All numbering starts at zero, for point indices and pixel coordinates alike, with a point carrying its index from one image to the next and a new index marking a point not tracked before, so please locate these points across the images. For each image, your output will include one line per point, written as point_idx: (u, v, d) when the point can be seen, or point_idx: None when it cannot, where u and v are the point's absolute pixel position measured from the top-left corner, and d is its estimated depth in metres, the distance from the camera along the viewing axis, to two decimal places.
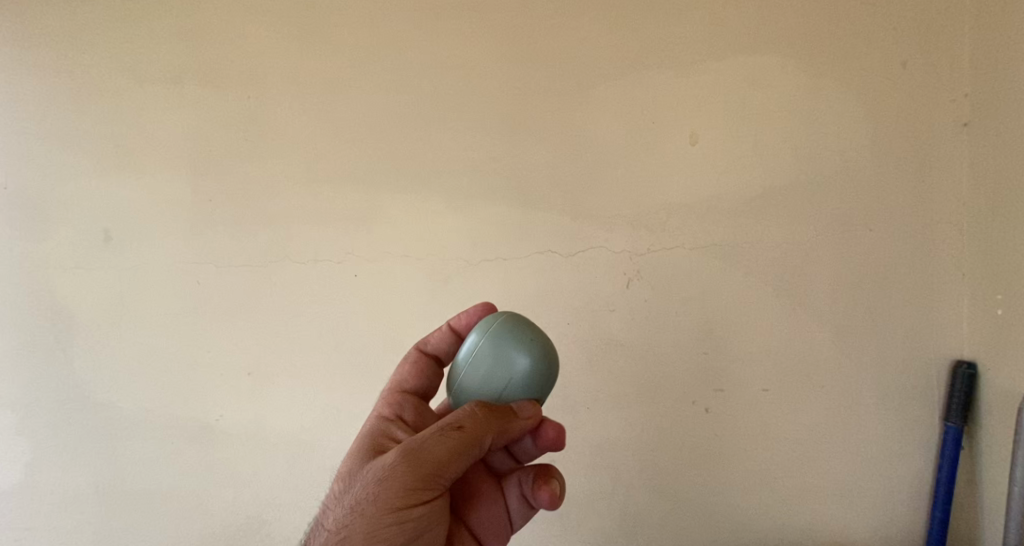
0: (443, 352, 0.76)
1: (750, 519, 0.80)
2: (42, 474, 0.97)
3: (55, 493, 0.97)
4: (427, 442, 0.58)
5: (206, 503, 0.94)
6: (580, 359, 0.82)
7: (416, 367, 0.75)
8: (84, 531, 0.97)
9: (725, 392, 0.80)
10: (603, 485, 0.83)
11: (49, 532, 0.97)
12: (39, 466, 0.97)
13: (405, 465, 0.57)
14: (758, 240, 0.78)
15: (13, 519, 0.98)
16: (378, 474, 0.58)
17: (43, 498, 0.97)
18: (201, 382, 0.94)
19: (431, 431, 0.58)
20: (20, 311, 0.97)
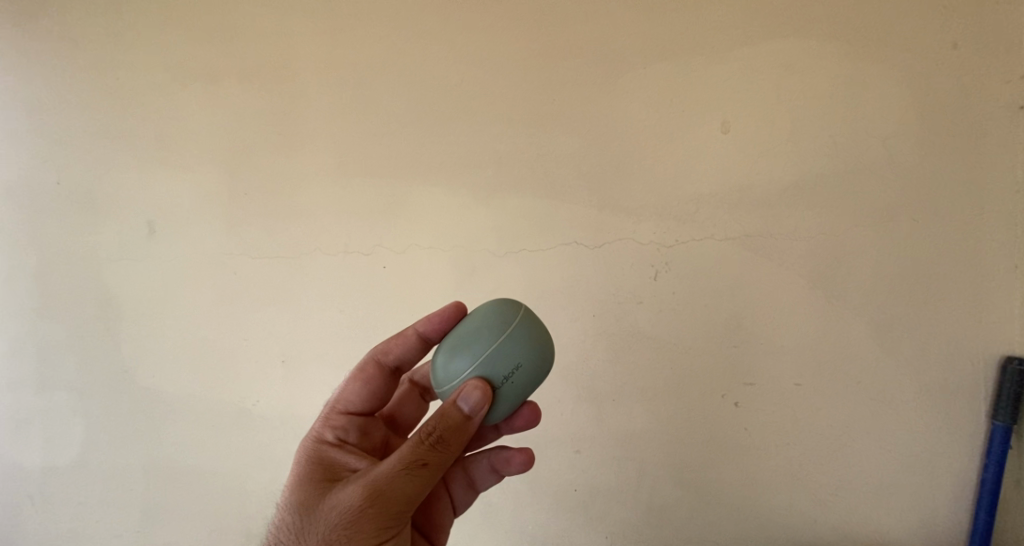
0: (403, 360, 0.75)
1: (778, 514, 0.78)
2: (95, 453, 1.02)
3: (108, 476, 1.02)
4: (390, 480, 0.59)
5: (244, 484, 0.98)
6: (605, 351, 0.82)
7: (366, 383, 0.74)
8: (134, 506, 1.02)
9: (755, 386, 0.78)
10: (629, 476, 0.83)
11: (102, 507, 1.03)
12: (92, 445, 1.02)
13: (370, 505, 0.58)
14: (791, 231, 0.76)
15: (70, 494, 1.04)
16: (342, 515, 0.59)
17: (96, 476, 1.03)
18: (239, 368, 0.97)
19: (393, 468, 0.59)
20: (73, 299, 1.02)
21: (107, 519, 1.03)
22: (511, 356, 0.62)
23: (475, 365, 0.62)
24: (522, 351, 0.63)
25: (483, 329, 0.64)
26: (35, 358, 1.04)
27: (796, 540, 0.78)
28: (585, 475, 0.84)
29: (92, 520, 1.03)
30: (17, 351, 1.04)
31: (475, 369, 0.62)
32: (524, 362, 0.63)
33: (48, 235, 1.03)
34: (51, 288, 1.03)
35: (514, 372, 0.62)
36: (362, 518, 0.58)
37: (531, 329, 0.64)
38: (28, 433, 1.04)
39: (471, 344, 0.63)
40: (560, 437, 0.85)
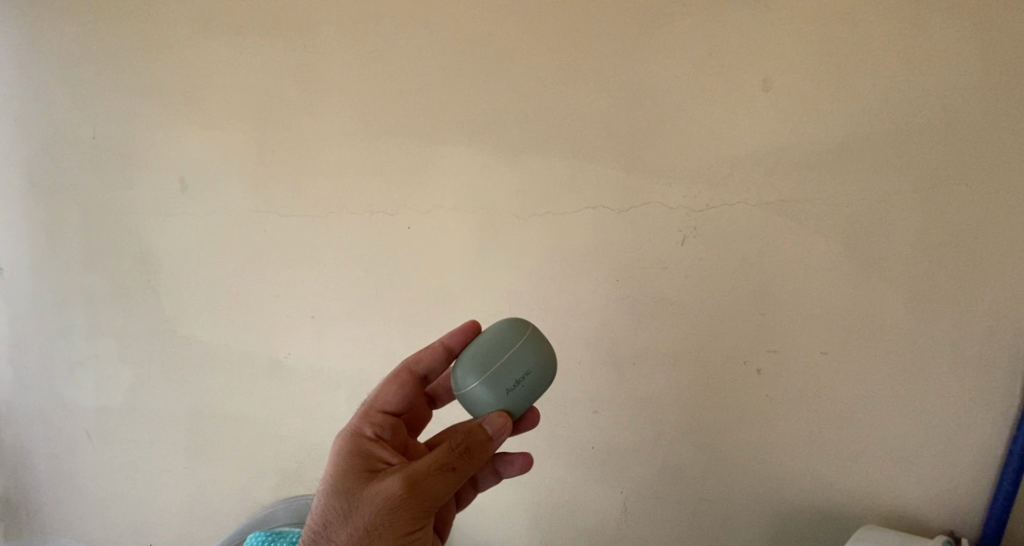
0: (432, 370, 0.74)
1: (795, 478, 0.79)
2: (139, 398, 1.09)
3: (155, 417, 1.09)
4: (424, 476, 0.60)
5: (278, 431, 1.03)
6: (628, 315, 0.82)
7: (400, 388, 0.72)
8: (177, 446, 1.09)
9: (780, 353, 0.77)
10: (647, 436, 0.84)
11: (147, 446, 1.11)
12: (135, 391, 1.09)
13: (406, 497, 0.59)
14: (827, 197, 0.74)
15: (117, 434, 1.12)
16: (380, 504, 0.59)
17: (140, 418, 1.10)
18: (270, 323, 1.00)
19: (426, 465, 0.60)
20: (111, 253, 1.06)
21: (152, 457, 1.11)
22: (520, 364, 0.65)
23: (489, 372, 0.64)
24: (530, 359, 0.65)
25: (494, 340, 0.66)
26: (79, 308, 1.09)
27: (811, 503, 0.79)
28: (603, 434, 0.86)
29: (139, 457, 1.11)
30: (62, 302, 1.10)
31: (490, 375, 0.64)
32: (533, 369, 0.65)
33: (86, 189, 1.06)
34: (90, 242, 1.07)
35: (524, 379, 0.65)
36: (398, 510, 0.58)
37: (540, 340, 0.67)
38: (76, 378, 1.12)
39: (485, 352, 0.66)
40: (578, 398, 0.86)
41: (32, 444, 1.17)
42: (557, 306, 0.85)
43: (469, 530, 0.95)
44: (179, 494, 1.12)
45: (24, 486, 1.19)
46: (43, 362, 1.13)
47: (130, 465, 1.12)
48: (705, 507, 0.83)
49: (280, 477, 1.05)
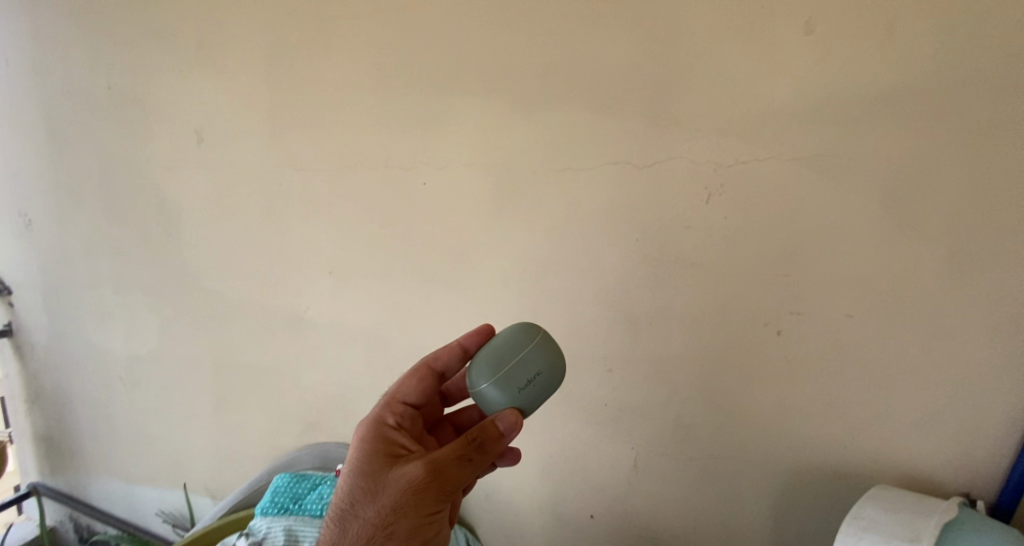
0: (450, 367, 0.73)
1: (812, 445, 0.76)
2: (172, 342, 1.17)
3: (192, 362, 1.15)
4: (445, 464, 0.60)
5: (299, 383, 1.06)
6: (646, 275, 0.79)
7: (420, 382, 0.71)
8: (207, 390, 1.16)
9: (803, 315, 0.72)
10: (660, 394, 0.83)
11: (181, 387, 1.19)
12: (169, 335, 1.17)
13: (429, 483, 0.59)
14: (868, 152, 0.65)
15: (155, 373, 1.21)
16: (403, 489, 0.59)
17: (174, 362, 1.18)
18: (287, 279, 1.01)
19: (448, 452, 0.60)
20: (141, 205, 1.11)
21: (186, 397, 1.19)
22: (532, 362, 0.63)
23: (502, 370, 0.63)
24: (541, 359, 0.63)
25: (505, 342, 0.65)
26: (119, 255, 1.17)
27: (825, 470, 0.76)
28: (617, 392, 0.86)
29: (177, 397, 1.20)
30: (105, 248, 1.18)
31: (502, 374, 0.62)
32: (543, 369, 0.63)
33: (118, 142, 1.11)
34: (123, 194, 1.12)
35: (535, 378, 0.63)
36: (420, 495, 0.59)
37: (551, 341, 0.65)
38: (119, 320, 1.22)
39: (496, 353, 0.64)
40: (592, 357, 0.86)
41: (89, 373, 1.31)
42: (575, 265, 0.83)
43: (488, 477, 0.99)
44: (216, 434, 1.19)
45: (96, 413, 1.34)
46: (93, 300, 1.24)
47: (176, 404, 1.21)
48: (717, 469, 0.82)
49: (303, 426, 1.08)
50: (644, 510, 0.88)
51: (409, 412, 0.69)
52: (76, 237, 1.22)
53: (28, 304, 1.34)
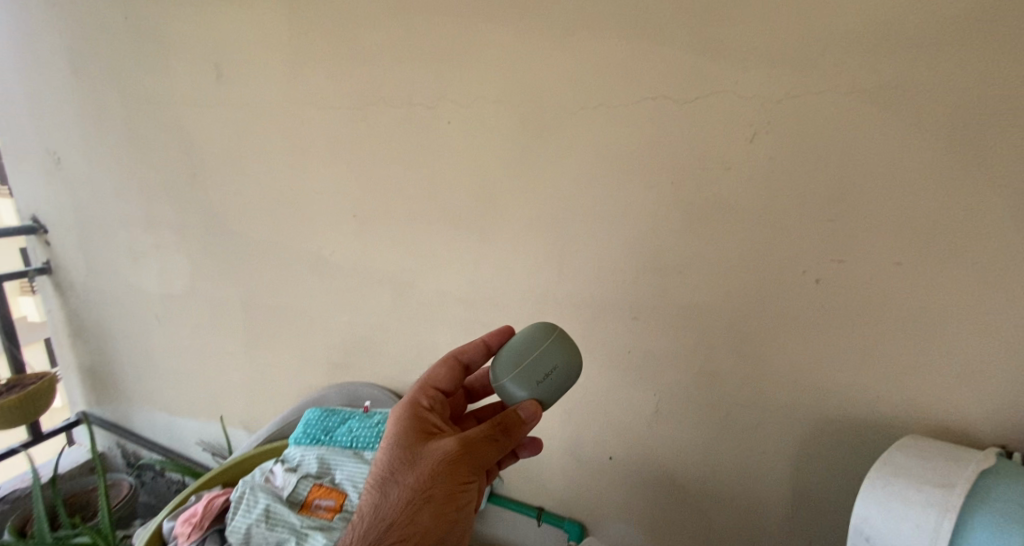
0: (475, 362, 0.73)
1: (845, 404, 0.71)
2: (202, 281, 1.19)
3: (224, 300, 1.18)
4: (475, 443, 0.62)
5: (327, 325, 1.08)
6: (677, 221, 0.75)
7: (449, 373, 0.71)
8: (238, 328, 1.19)
9: (846, 263, 0.67)
10: (685, 346, 0.79)
11: (212, 325, 1.23)
12: (199, 275, 1.19)
13: (461, 458, 0.61)
14: (935, 84, 0.60)
15: (186, 311, 1.25)
16: (438, 459, 0.61)
17: (205, 301, 1.21)
18: (314, 220, 1.01)
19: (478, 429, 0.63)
20: (164, 144, 1.12)
21: (216, 334, 1.23)
22: (551, 357, 0.65)
23: (523, 363, 0.65)
24: (558, 354, 0.65)
25: (523, 338, 0.67)
26: (145, 195, 1.19)
27: (858, 430, 0.71)
28: (640, 341, 0.82)
29: (209, 335, 1.24)
30: (132, 187, 1.20)
31: (523, 368, 0.64)
32: (560, 363, 0.65)
33: (139, 79, 1.10)
34: (147, 132, 1.13)
35: (553, 374, 0.64)
36: (453, 468, 0.61)
37: (566, 338, 0.67)
38: (150, 259, 1.25)
39: (514, 350, 0.66)
40: (616, 304, 0.82)
41: (124, 310, 1.36)
42: (603, 208, 0.80)
43: None
44: (248, 370, 1.22)
45: (135, 348, 1.39)
46: (123, 239, 1.27)
47: (210, 340, 1.25)
48: (739, 425, 0.78)
49: (332, 365, 1.11)
50: (661, 463, 0.86)
51: (439, 394, 0.69)
52: (107, 177, 1.23)
53: (65, 242, 1.38)
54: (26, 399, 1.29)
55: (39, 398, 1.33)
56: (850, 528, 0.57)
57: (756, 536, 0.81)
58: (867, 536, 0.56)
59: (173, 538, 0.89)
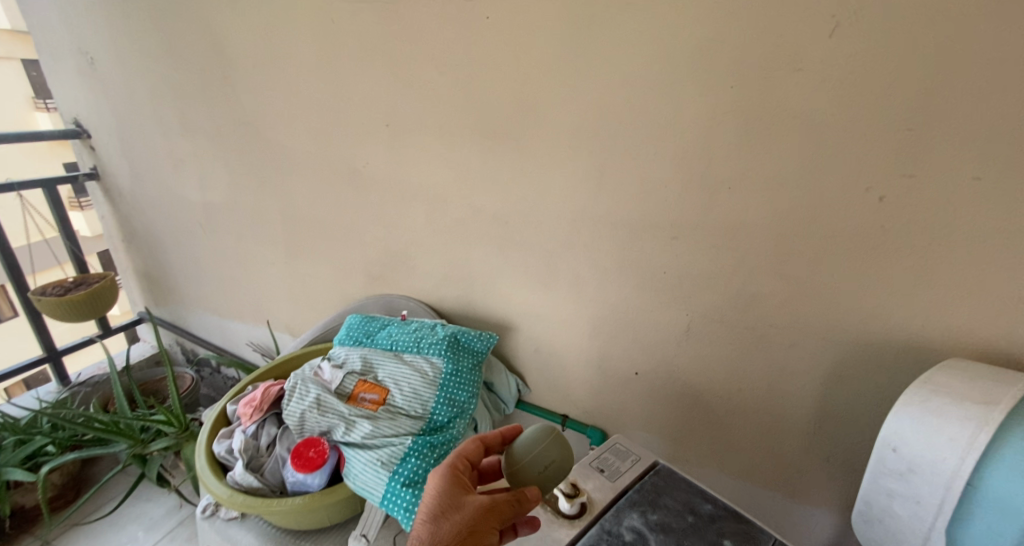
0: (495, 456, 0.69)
1: (890, 329, 0.69)
2: (240, 189, 1.21)
3: (264, 210, 1.20)
4: (494, 502, 0.58)
5: (363, 236, 1.10)
6: (729, 132, 0.71)
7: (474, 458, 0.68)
8: (276, 237, 1.22)
9: (917, 178, 0.63)
10: (726, 267, 0.77)
11: (252, 233, 1.26)
12: (237, 183, 1.21)
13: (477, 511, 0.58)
14: None
15: (226, 218, 1.28)
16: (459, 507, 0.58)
17: (244, 209, 1.24)
18: (348, 128, 1.00)
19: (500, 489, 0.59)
20: (196, 45, 1.10)
21: (256, 242, 1.27)
22: (559, 453, 0.63)
23: (538, 452, 0.63)
24: (558, 446, 0.63)
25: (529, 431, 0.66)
26: (180, 99, 1.19)
27: (902, 356, 0.69)
28: (679, 261, 0.80)
29: (250, 243, 1.28)
30: (167, 91, 1.20)
31: (536, 459, 0.62)
32: (558, 456, 0.63)
33: None
34: (178, 31, 1.11)
35: (555, 468, 0.62)
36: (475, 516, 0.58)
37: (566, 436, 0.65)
38: (189, 165, 1.27)
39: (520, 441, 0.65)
40: (655, 222, 0.80)
41: (169, 215, 1.40)
42: (650, 117, 0.76)
43: (537, 338, 1.00)
44: (290, 278, 1.27)
45: (184, 253, 1.45)
46: (162, 145, 1.29)
47: (252, 248, 1.29)
48: (775, 347, 0.78)
49: (369, 276, 1.14)
50: (691, 381, 0.87)
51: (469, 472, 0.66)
52: (142, 81, 1.23)
53: (108, 147, 1.41)
54: (94, 295, 1.38)
55: (103, 296, 1.41)
56: (877, 439, 0.58)
57: (780, 452, 0.83)
58: (893, 446, 0.57)
59: (236, 420, 0.97)
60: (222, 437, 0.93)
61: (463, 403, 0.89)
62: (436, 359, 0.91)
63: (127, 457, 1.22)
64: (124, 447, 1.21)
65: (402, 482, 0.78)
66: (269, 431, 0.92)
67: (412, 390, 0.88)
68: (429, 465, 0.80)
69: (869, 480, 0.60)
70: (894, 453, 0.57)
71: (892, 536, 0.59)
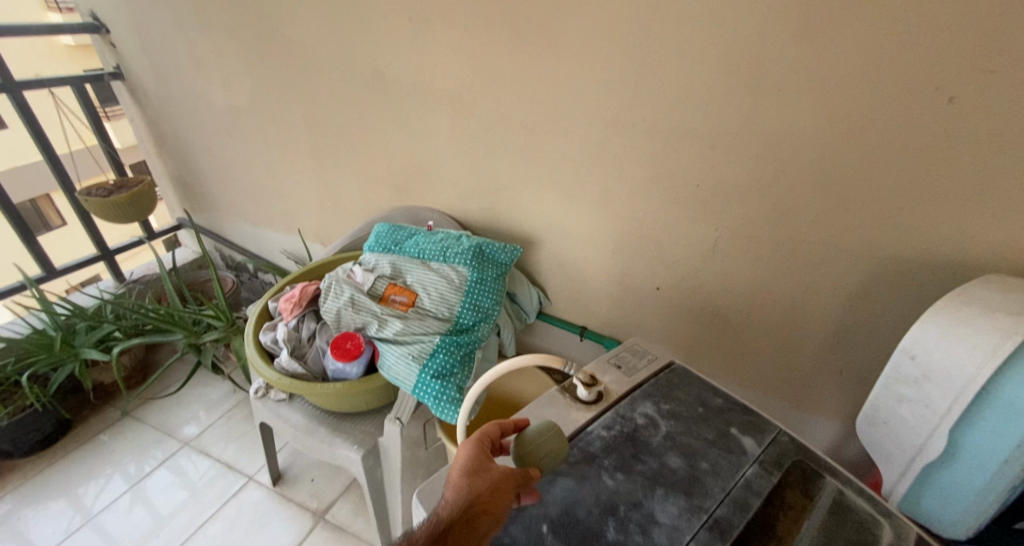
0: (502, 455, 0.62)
1: (928, 242, 0.68)
2: (265, 92, 1.20)
3: (290, 116, 1.20)
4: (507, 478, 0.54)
5: (387, 143, 1.09)
6: (783, 27, 0.67)
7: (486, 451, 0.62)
8: (301, 142, 1.22)
9: (997, 76, 0.59)
10: (762, 177, 0.75)
11: (277, 138, 1.26)
12: (261, 84, 1.19)
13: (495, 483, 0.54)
14: None
15: (251, 122, 1.28)
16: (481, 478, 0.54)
17: (267, 113, 1.23)
18: (371, 26, 0.97)
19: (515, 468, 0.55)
20: None
21: (282, 148, 1.27)
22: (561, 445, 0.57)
23: (540, 440, 0.57)
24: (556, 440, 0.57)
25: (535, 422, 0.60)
26: None
27: (936, 268, 0.69)
28: (714, 171, 0.78)
29: (276, 148, 1.29)
30: None
31: (536, 447, 0.56)
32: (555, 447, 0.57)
33: None
34: None
35: (554, 459, 0.56)
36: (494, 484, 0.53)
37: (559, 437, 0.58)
38: (211, 66, 1.25)
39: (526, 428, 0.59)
40: (690, 131, 0.77)
41: (195, 118, 1.40)
42: (694, 11, 0.71)
43: (559, 250, 1.01)
44: (316, 185, 1.28)
45: (215, 160, 1.46)
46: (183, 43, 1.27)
47: (280, 155, 1.29)
48: (807, 261, 0.77)
49: (394, 184, 1.15)
50: (716, 294, 0.87)
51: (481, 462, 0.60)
52: None
53: (130, 45, 1.39)
54: (137, 196, 1.43)
55: (144, 198, 1.46)
56: (895, 347, 0.59)
57: (798, 363, 0.85)
58: (911, 354, 0.58)
59: (278, 315, 1.03)
60: (268, 328, 0.99)
61: (487, 309, 0.93)
62: (461, 268, 0.93)
63: (184, 346, 1.31)
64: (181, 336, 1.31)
65: (431, 375, 0.84)
66: (309, 325, 0.97)
67: (439, 296, 0.91)
68: (456, 361, 0.86)
69: (880, 387, 0.61)
70: (912, 360, 0.58)
71: (893, 436, 0.61)
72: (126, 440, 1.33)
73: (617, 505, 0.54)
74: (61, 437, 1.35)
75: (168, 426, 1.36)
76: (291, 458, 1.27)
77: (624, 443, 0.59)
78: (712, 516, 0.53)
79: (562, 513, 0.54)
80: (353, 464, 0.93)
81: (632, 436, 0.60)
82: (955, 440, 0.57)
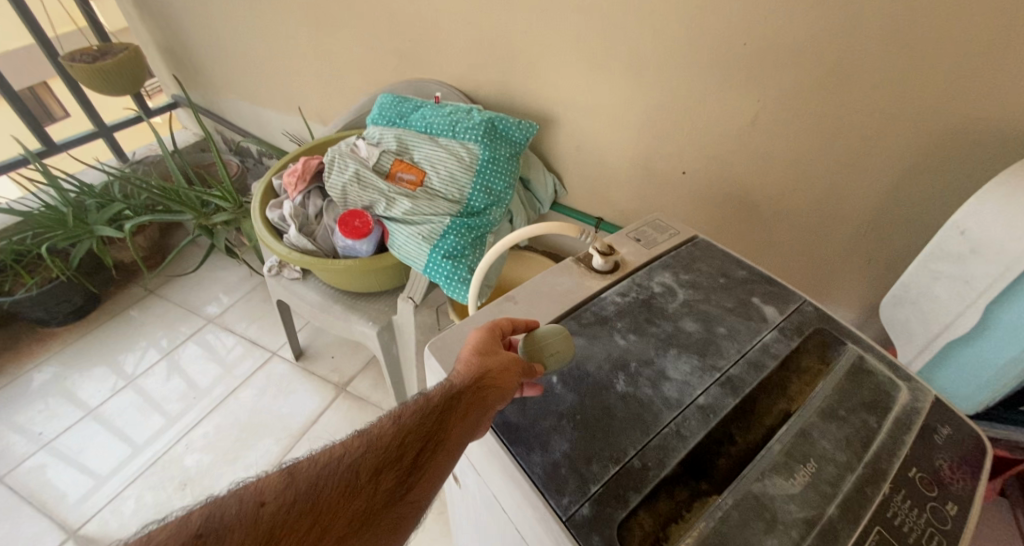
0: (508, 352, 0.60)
1: (978, 114, 0.63)
2: None
3: None
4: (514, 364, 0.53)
5: (391, 8, 1.01)
6: None
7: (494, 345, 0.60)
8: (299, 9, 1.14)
9: None
10: (800, 39, 0.69)
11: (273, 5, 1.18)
12: None
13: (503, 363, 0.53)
14: None
15: None
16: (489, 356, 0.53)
17: None
18: None
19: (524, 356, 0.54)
20: None
21: (280, 17, 1.19)
22: (567, 350, 0.54)
23: (550, 338, 0.54)
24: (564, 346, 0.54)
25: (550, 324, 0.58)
26: None
27: (980, 143, 0.65)
28: (752, 33, 0.71)
29: (274, 17, 1.20)
30: None
31: (545, 344, 0.54)
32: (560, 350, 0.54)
33: None
34: None
35: (559, 361, 0.54)
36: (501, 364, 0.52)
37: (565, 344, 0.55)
38: None
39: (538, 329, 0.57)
40: None
41: None
42: None
43: (575, 127, 0.96)
44: (318, 60, 1.22)
45: (209, 31, 1.38)
46: None
47: (278, 26, 1.21)
48: (838, 135, 0.73)
49: (399, 57, 1.08)
50: (735, 172, 0.84)
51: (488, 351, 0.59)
52: None
53: None
54: (121, 64, 1.37)
55: (131, 64, 1.40)
56: (946, 223, 0.57)
57: (813, 243, 0.84)
58: (962, 231, 0.56)
59: (283, 193, 1.02)
60: (273, 205, 0.98)
61: (499, 192, 0.90)
62: (472, 144, 0.90)
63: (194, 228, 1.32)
64: (190, 217, 1.32)
65: (443, 254, 0.84)
66: (315, 203, 0.96)
67: (449, 175, 0.89)
68: (467, 243, 0.86)
69: (917, 264, 0.60)
70: (960, 236, 0.56)
71: (920, 314, 0.61)
72: (154, 316, 1.40)
73: (628, 361, 0.56)
74: (91, 309, 1.42)
75: (192, 305, 1.42)
76: (311, 336, 1.33)
77: (639, 307, 0.60)
78: (725, 374, 0.55)
79: (572, 366, 0.56)
80: (368, 338, 0.97)
81: (647, 302, 0.61)
82: (992, 319, 0.57)
